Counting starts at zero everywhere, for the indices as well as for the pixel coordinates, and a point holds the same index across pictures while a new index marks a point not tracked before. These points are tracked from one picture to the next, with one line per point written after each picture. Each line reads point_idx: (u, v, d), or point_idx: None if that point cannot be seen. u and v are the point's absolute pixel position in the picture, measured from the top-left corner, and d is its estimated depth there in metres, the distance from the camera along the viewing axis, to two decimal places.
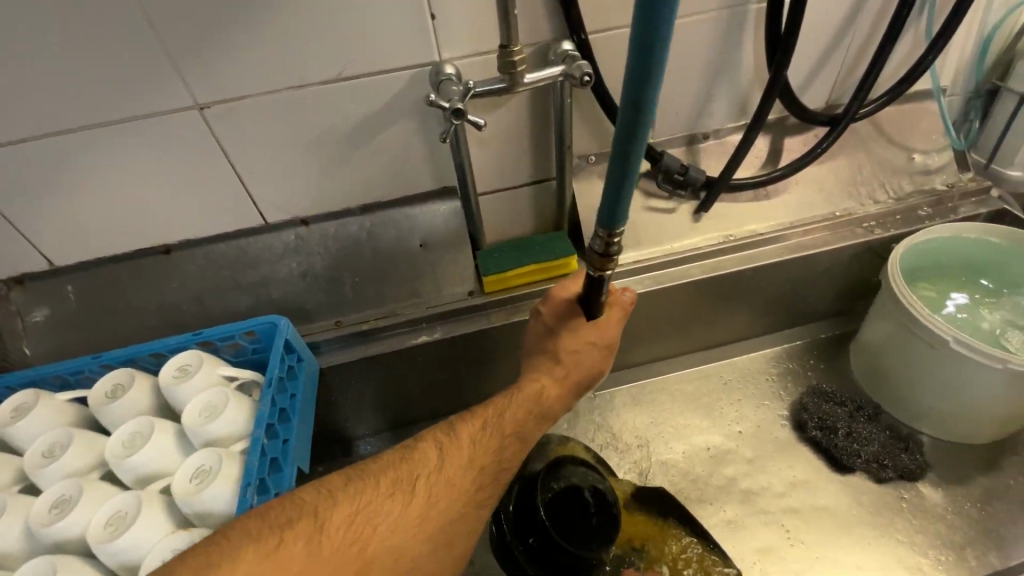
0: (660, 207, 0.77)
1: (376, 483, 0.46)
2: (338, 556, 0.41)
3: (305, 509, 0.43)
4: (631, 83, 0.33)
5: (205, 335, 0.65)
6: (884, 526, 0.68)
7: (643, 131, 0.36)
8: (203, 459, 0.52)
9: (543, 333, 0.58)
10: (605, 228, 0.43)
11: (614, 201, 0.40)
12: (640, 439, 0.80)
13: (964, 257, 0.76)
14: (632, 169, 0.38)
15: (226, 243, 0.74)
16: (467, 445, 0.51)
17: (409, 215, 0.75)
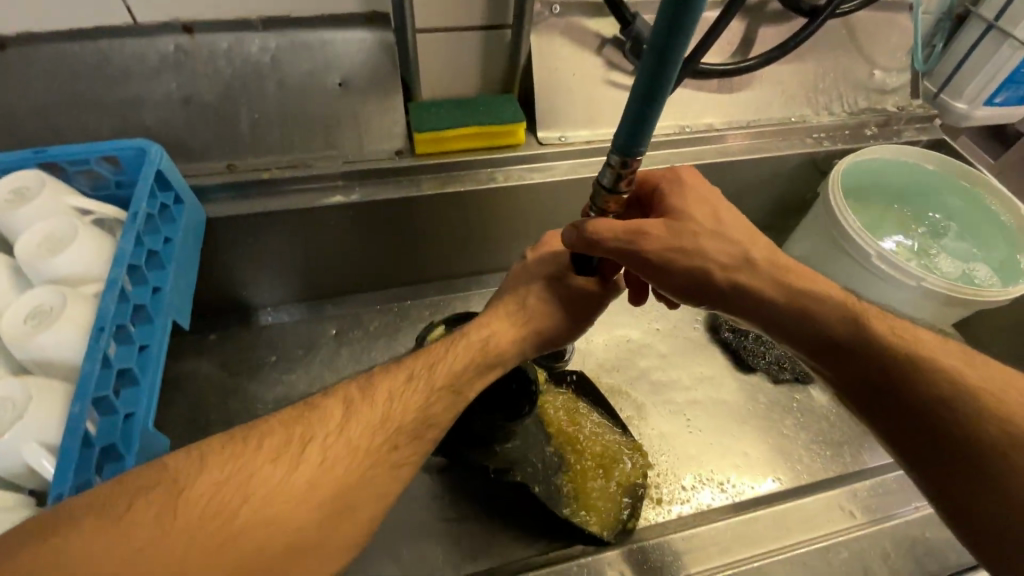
0: (622, 84, 0.69)
1: (254, 446, 0.37)
2: (193, 526, 0.32)
3: (168, 471, 0.35)
4: (669, 8, 0.28)
5: (50, 155, 0.50)
6: (774, 420, 0.74)
7: (686, 33, 0.29)
8: (47, 298, 0.42)
9: (524, 276, 0.50)
10: (621, 155, 0.36)
11: (638, 123, 0.34)
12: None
13: (896, 181, 0.78)
14: (666, 84, 0.31)
15: (80, 43, 0.57)
16: (383, 403, 0.42)
17: (326, 44, 0.61)
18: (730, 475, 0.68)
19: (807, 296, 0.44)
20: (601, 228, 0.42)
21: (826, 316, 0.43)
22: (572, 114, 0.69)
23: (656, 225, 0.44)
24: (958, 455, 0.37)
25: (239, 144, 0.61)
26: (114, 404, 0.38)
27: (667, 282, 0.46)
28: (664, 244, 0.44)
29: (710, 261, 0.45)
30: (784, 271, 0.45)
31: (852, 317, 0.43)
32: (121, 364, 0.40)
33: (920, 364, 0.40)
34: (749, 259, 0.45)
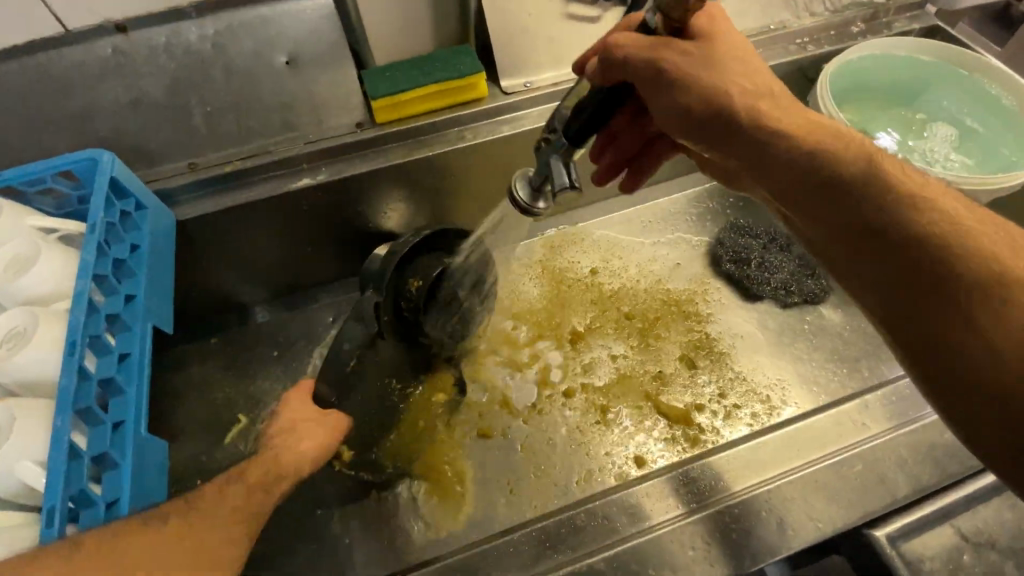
0: (583, 16, 0.65)
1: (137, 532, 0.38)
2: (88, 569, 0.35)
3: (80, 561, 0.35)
4: None
5: (3, 181, 0.49)
6: (786, 344, 0.72)
7: None
8: (21, 320, 0.42)
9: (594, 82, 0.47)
10: None
11: None
12: (563, 276, 0.77)
13: (898, 82, 0.73)
14: None
15: (16, 60, 0.56)
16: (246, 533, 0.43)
17: (267, 22, 0.59)
18: (752, 401, 0.67)
19: (821, 140, 0.40)
20: (625, 47, 0.42)
21: (814, 141, 0.40)
22: (536, 57, 0.65)
23: (683, 49, 0.42)
24: (905, 261, 0.35)
25: (197, 141, 0.59)
26: (98, 414, 0.40)
27: (670, 107, 0.44)
28: (687, 57, 0.42)
29: (727, 94, 0.42)
30: (795, 109, 0.42)
31: (847, 144, 0.40)
32: (101, 374, 0.41)
33: (893, 185, 0.36)
34: (760, 96, 0.42)
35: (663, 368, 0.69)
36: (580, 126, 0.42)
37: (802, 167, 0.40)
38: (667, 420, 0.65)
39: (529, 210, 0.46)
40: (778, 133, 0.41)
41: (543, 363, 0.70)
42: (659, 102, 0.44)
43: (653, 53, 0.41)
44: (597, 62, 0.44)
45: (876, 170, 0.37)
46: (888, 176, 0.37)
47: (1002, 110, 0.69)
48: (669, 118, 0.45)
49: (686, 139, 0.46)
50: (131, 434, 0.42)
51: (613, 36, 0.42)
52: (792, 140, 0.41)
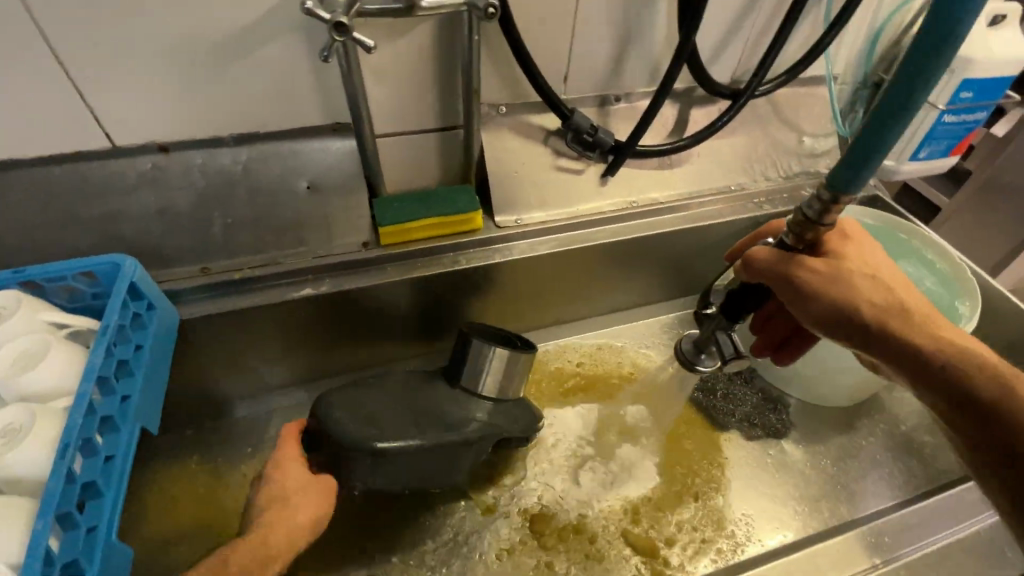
0: (569, 169, 0.76)
1: None
2: None
3: None
4: (876, 125, 0.38)
5: (29, 275, 0.53)
6: (755, 477, 0.74)
7: (875, 156, 0.40)
8: (16, 415, 0.44)
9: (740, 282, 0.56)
10: (831, 193, 0.43)
11: (855, 175, 0.41)
12: (554, 387, 0.81)
13: None
14: (878, 154, 0.40)
15: (60, 166, 0.61)
16: None
17: (295, 153, 0.67)
18: (719, 536, 0.68)
19: (956, 352, 0.48)
20: (760, 253, 0.52)
21: (952, 352, 0.48)
22: (527, 198, 0.75)
23: (815, 268, 0.51)
24: (1022, 467, 0.42)
25: (214, 249, 0.65)
26: (77, 520, 0.40)
27: (807, 313, 0.52)
28: (822, 276, 0.51)
29: (856, 305, 0.50)
30: (926, 321, 0.50)
31: (977, 354, 0.47)
32: (85, 477, 0.42)
33: (1022, 403, 0.43)
34: (889, 302, 0.51)
35: (647, 495, 0.71)
36: (730, 305, 0.55)
37: (947, 377, 0.47)
38: (634, 551, 0.66)
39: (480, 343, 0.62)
40: (908, 340, 0.49)
41: (528, 491, 0.71)
42: (802, 311, 0.52)
43: (783, 268, 0.51)
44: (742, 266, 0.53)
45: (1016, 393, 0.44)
46: (1019, 393, 0.44)
47: (937, 270, 0.78)
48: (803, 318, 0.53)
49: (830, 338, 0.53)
50: (102, 539, 0.41)
51: (752, 250, 0.53)
52: (901, 337, 0.49)
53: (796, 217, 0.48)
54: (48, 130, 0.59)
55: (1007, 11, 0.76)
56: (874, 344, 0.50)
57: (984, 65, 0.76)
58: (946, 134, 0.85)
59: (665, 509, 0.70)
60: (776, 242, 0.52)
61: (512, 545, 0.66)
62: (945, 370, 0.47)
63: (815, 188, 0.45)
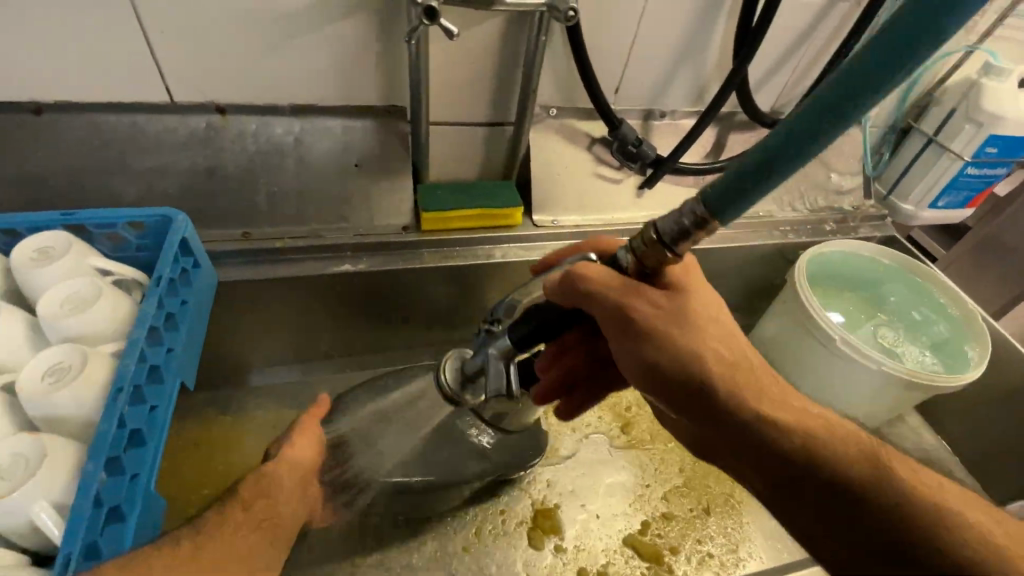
0: (609, 177, 0.78)
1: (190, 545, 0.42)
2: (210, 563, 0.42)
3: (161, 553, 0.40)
4: (777, 143, 0.31)
5: (78, 219, 0.53)
6: (759, 497, 0.75)
7: (763, 186, 0.33)
8: (65, 356, 0.43)
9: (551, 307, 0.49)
10: (707, 210, 0.36)
11: (729, 204, 0.34)
12: None
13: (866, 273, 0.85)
14: (768, 181, 0.32)
15: (116, 115, 0.62)
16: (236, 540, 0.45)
17: (348, 130, 0.67)
18: (723, 551, 0.69)
19: (807, 424, 0.40)
20: (588, 271, 0.46)
21: (800, 426, 0.39)
22: (566, 201, 0.76)
23: (655, 300, 0.45)
24: (883, 556, 0.33)
25: (257, 214, 0.65)
26: (123, 464, 0.39)
27: (632, 362, 0.46)
28: (659, 311, 0.45)
29: (697, 361, 0.43)
30: (784, 388, 0.44)
31: (840, 431, 0.39)
32: (132, 425, 0.41)
33: (906, 489, 0.35)
34: (737, 364, 0.44)
35: (655, 506, 0.72)
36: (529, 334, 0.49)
37: (778, 447, 0.39)
38: (640, 557, 0.67)
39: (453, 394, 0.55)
40: (756, 408, 0.41)
41: (539, 491, 0.71)
42: (623, 349, 0.46)
43: (620, 296, 0.45)
44: (567, 277, 0.46)
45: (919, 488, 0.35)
46: (899, 479, 0.35)
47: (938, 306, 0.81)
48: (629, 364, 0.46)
49: (647, 392, 0.46)
50: (143, 487, 0.41)
51: (586, 267, 0.46)
52: (749, 402, 0.41)
53: (649, 237, 0.42)
54: (111, 78, 0.59)
55: None
56: (698, 411, 0.43)
57: (1011, 124, 0.79)
58: (967, 186, 0.88)
59: (671, 520, 0.71)
60: (615, 262, 0.47)
61: (522, 541, 0.67)
62: (788, 451, 0.38)
63: (680, 204, 0.38)
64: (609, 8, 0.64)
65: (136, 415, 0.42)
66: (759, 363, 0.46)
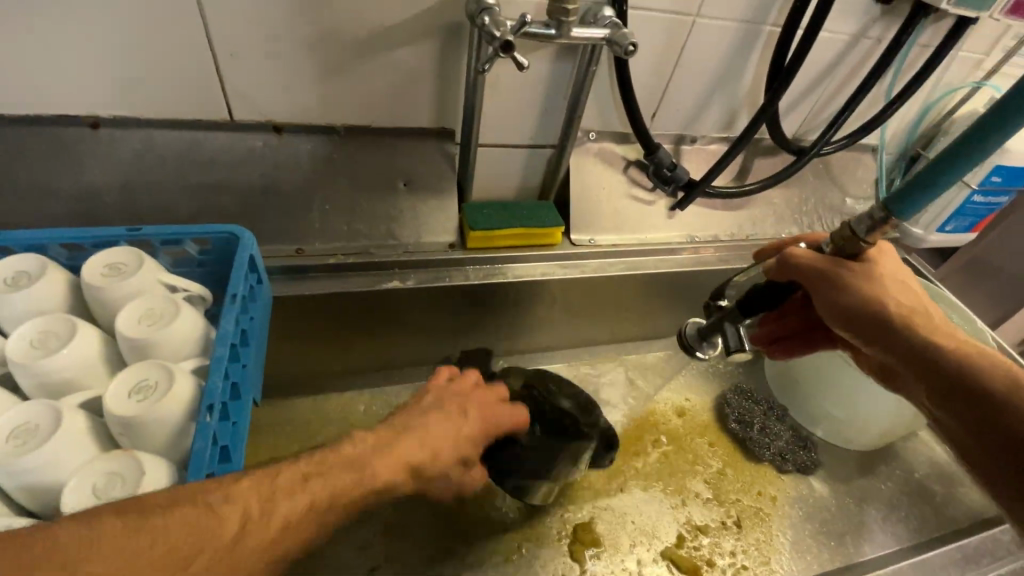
0: (643, 199, 0.81)
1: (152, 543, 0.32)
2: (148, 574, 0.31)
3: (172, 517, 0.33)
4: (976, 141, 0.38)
5: (145, 235, 0.54)
6: (786, 510, 0.78)
7: (953, 176, 0.39)
8: (149, 372, 0.44)
9: None
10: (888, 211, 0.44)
11: (917, 197, 0.41)
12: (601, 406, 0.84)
13: None
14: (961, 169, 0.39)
15: (174, 131, 0.63)
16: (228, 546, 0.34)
17: (399, 150, 0.69)
18: (757, 564, 0.71)
19: (968, 358, 0.46)
20: (805, 254, 0.53)
21: (961, 352, 0.47)
22: (602, 221, 0.79)
23: (855, 270, 0.52)
24: (1017, 447, 0.41)
25: (309, 231, 0.66)
26: (217, 479, 0.40)
27: (825, 303, 0.54)
28: (829, 261, 0.53)
29: (879, 302, 0.51)
30: (940, 326, 0.50)
31: (994, 360, 0.46)
32: (221, 441, 0.42)
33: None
34: (916, 310, 0.51)
35: (689, 519, 0.74)
36: (753, 300, 0.55)
37: (947, 371, 0.47)
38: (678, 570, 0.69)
39: (688, 347, 0.60)
40: (918, 338, 0.49)
41: (577, 507, 0.72)
42: (818, 298, 0.54)
43: (824, 266, 0.52)
44: (771, 264, 0.56)
45: None
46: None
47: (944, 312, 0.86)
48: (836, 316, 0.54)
49: (849, 334, 0.54)
50: None
51: (792, 250, 0.54)
52: (919, 331, 0.50)
53: (846, 231, 0.50)
54: (173, 96, 0.60)
55: None
56: (880, 337, 0.51)
57: (1016, 155, 0.84)
58: (972, 212, 0.93)
59: (704, 532, 0.73)
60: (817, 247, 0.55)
61: (563, 557, 0.68)
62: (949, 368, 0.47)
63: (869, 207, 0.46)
64: (654, 40, 0.67)
65: (224, 431, 0.43)
66: (931, 311, 0.52)
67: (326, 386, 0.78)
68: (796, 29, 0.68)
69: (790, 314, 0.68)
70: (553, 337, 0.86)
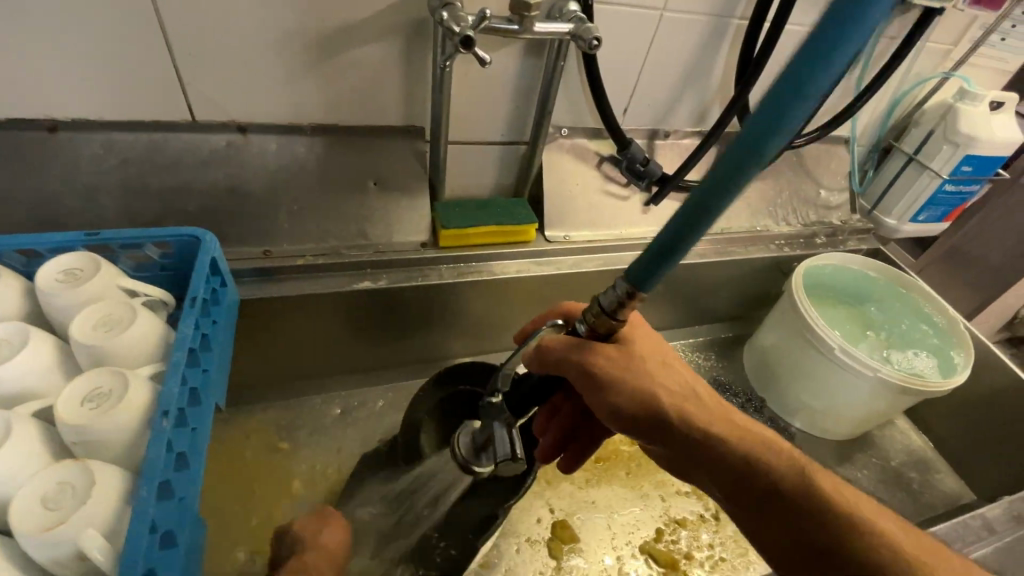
0: (616, 195, 0.80)
1: None
2: None
3: None
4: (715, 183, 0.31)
5: (103, 239, 0.53)
6: None
7: (699, 227, 0.34)
8: (105, 380, 0.43)
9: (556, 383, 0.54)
10: (627, 287, 0.41)
11: (649, 270, 0.38)
12: None
13: (855, 286, 0.90)
14: (701, 225, 0.34)
15: (137, 134, 0.61)
16: None
17: (367, 149, 0.68)
18: (735, 556, 0.71)
19: (739, 442, 0.48)
20: (560, 346, 0.51)
21: (739, 438, 0.48)
22: (577, 218, 0.79)
23: (609, 357, 0.51)
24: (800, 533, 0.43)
25: (277, 233, 0.66)
26: (173, 488, 0.40)
27: (605, 406, 0.52)
28: (612, 361, 0.51)
29: (656, 397, 0.51)
30: (712, 406, 0.51)
31: (762, 448, 0.48)
32: (179, 448, 0.41)
33: (811, 496, 0.44)
34: (682, 394, 0.52)
35: (667, 512, 0.74)
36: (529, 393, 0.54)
37: (727, 464, 0.47)
38: (657, 564, 0.69)
39: (465, 463, 0.57)
40: (693, 429, 0.50)
41: (555, 505, 0.72)
42: (598, 401, 0.52)
43: (578, 357, 0.51)
44: (533, 351, 0.53)
45: (806, 482, 0.45)
46: (812, 486, 0.44)
47: (907, 298, 0.88)
48: (614, 416, 0.52)
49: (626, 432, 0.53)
50: (188, 510, 0.41)
51: (548, 338, 0.52)
52: (692, 424, 0.50)
53: (595, 309, 0.46)
54: (134, 98, 0.59)
55: (1008, 99, 0.86)
56: (666, 438, 0.51)
57: (985, 143, 0.85)
58: (944, 201, 0.94)
59: (683, 525, 0.73)
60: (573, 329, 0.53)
61: (541, 555, 0.68)
62: (727, 456, 0.48)
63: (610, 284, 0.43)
64: (623, 34, 0.67)
65: (182, 439, 0.42)
66: (698, 387, 0.54)
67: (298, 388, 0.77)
68: (763, 21, 0.68)
69: (558, 412, 0.65)
70: None
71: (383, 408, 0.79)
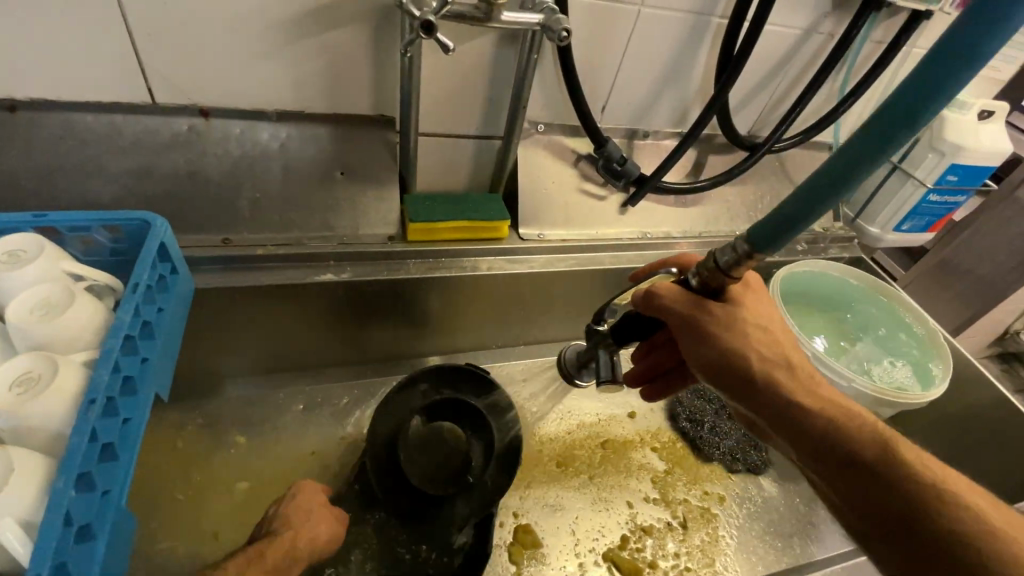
0: (593, 194, 0.79)
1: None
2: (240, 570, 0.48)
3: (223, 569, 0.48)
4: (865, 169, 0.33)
5: (49, 221, 0.50)
6: (731, 508, 0.77)
7: (820, 207, 0.35)
8: (33, 366, 0.41)
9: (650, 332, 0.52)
10: (749, 245, 0.40)
11: (776, 235, 0.37)
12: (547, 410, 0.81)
13: (836, 294, 0.89)
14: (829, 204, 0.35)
15: (92, 114, 0.59)
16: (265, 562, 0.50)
17: (335, 138, 0.67)
18: (701, 566, 0.70)
19: (832, 415, 0.45)
20: (666, 293, 0.49)
21: (833, 412, 0.45)
22: (551, 216, 0.77)
23: (716, 305, 0.48)
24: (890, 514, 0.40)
25: (238, 221, 0.64)
26: (93, 479, 0.38)
27: (694, 358, 0.50)
28: (714, 318, 0.48)
29: (752, 356, 0.48)
30: (809, 376, 0.48)
31: (855, 419, 0.45)
32: (105, 437, 0.39)
33: (908, 468, 0.41)
34: (778, 357, 0.48)
35: (633, 519, 0.72)
36: (621, 328, 0.54)
37: (817, 435, 0.45)
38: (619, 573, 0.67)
39: (568, 375, 0.61)
40: (785, 395, 0.47)
41: (518, 508, 0.70)
42: (689, 352, 0.50)
43: (683, 307, 0.48)
44: (642, 292, 0.51)
45: (901, 463, 0.41)
46: (908, 467, 0.41)
47: (884, 305, 0.86)
48: (704, 367, 0.50)
49: (711, 387, 0.51)
50: (113, 503, 0.39)
51: (655, 284, 0.50)
52: (786, 389, 0.47)
53: (707, 265, 0.45)
54: (89, 77, 0.56)
55: (995, 108, 0.85)
56: (751, 400, 0.48)
57: (971, 152, 0.84)
58: (929, 211, 0.92)
59: (648, 533, 0.71)
60: (682, 280, 0.49)
61: (500, 559, 0.66)
62: (819, 425, 0.45)
63: (731, 239, 0.41)
64: (600, 29, 0.66)
65: (110, 428, 0.40)
66: (797, 349, 0.50)
67: (260, 382, 0.75)
68: (744, 18, 0.66)
69: (657, 349, 0.63)
70: (501, 334, 0.84)
71: (347, 404, 0.77)
